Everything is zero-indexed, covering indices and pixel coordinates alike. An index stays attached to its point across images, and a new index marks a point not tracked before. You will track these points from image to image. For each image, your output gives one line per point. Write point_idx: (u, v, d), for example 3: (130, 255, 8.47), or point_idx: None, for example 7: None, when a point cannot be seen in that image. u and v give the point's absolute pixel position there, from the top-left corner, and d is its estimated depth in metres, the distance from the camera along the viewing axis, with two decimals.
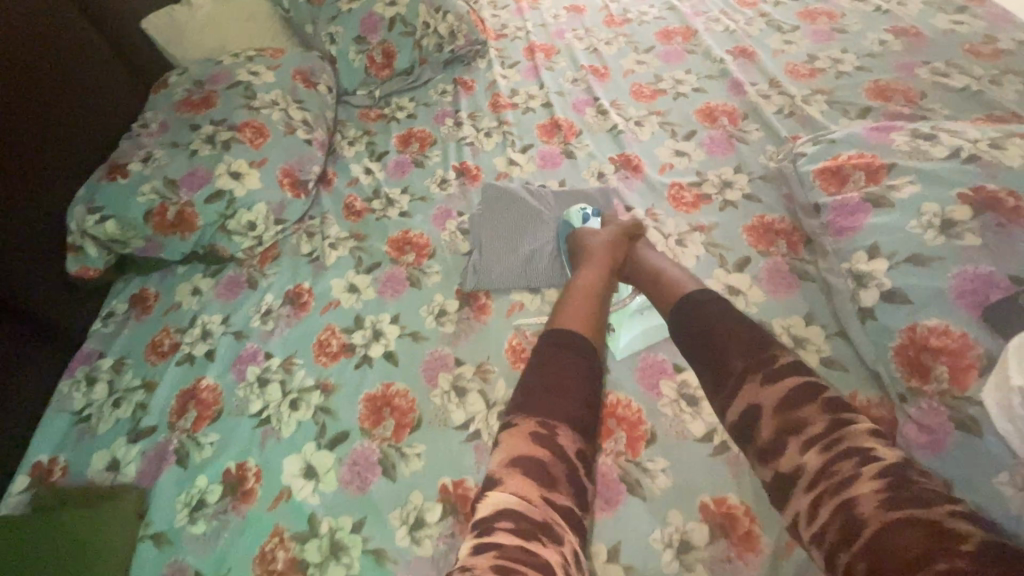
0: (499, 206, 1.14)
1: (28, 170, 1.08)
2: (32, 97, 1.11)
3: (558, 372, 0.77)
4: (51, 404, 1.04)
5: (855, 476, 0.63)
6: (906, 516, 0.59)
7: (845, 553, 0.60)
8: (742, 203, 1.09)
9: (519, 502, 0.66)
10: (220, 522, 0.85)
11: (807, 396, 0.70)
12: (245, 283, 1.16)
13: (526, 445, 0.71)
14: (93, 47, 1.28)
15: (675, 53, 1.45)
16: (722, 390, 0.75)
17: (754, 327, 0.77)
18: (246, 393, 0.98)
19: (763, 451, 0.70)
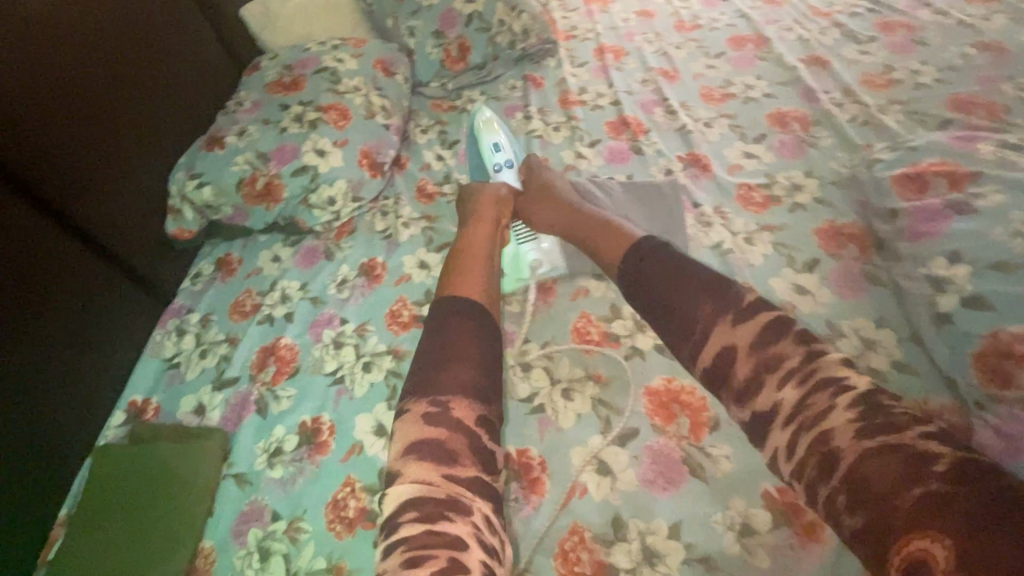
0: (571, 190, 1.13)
1: (140, 137, 1.18)
2: (146, 71, 1.21)
3: (446, 341, 0.80)
4: (145, 351, 1.13)
5: (830, 408, 0.66)
6: (879, 445, 0.61)
7: (824, 486, 0.64)
8: (813, 206, 1.09)
9: (418, 491, 0.69)
10: (296, 469, 0.91)
11: (779, 333, 0.72)
12: (322, 254, 1.23)
13: (419, 430, 0.73)
14: (197, 30, 1.39)
15: (746, 59, 1.46)
16: (693, 337, 0.76)
17: (672, 262, 0.82)
18: (322, 353, 1.04)
19: (741, 393, 0.72)
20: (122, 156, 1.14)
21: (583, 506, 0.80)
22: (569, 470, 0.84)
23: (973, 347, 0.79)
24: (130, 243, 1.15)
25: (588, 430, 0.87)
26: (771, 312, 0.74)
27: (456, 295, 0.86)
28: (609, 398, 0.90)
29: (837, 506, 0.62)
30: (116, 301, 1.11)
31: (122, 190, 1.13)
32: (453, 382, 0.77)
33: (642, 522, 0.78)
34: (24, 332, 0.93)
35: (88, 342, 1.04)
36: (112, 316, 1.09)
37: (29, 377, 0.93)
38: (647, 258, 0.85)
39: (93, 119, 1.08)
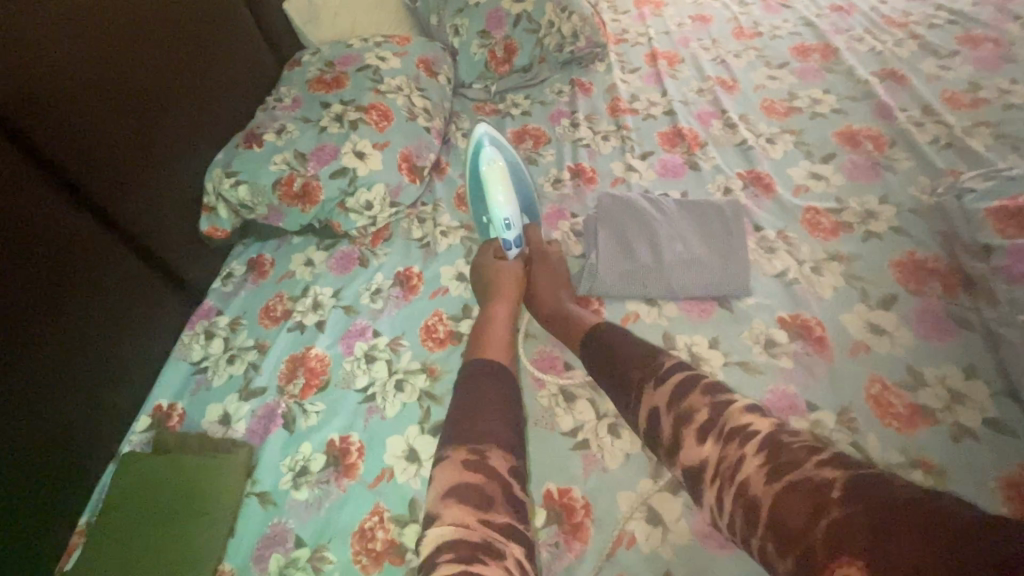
0: (618, 210, 1.07)
1: (176, 130, 1.14)
2: (187, 62, 1.18)
3: (470, 397, 0.76)
4: (173, 353, 1.10)
5: (742, 458, 0.64)
6: (786, 483, 0.60)
7: (753, 537, 0.61)
8: (890, 235, 1.00)
9: (455, 532, 0.63)
10: (322, 491, 0.86)
11: (689, 387, 0.71)
12: (357, 260, 1.18)
13: (455, 472, 0.68)
14: (241, 22, 1.35)
15: (812, 71, 1.36)
16: (629, 401, 0.76)
17: (618, 339, 0.83)
18: (353, 367, 1.00)
19: (670, 449, 0.70)
20: (157, 150, 1.10)
21: (630, 558, 0.73)
22: (615, 516, 0.77)
23: None
24: (162, 240, 1.12)
25: (636, 473, 0.80)
26: (680, 370, 0.73)
27: (481, 356, 0.83)
28: None
29: (768, 553, 0.59)
30: (145, 300, 1.07)
31: (155, 184, 1.10)
32: (488, 432, 0.72)
33: None
34: (49, 331, 0.89)
35: (114, 342, 1.01)
36: (140, 315, 1.06)
37: (53, 378, 0.90)
38: (598, 339, 0.85)
39: (132, 112, 1.04)
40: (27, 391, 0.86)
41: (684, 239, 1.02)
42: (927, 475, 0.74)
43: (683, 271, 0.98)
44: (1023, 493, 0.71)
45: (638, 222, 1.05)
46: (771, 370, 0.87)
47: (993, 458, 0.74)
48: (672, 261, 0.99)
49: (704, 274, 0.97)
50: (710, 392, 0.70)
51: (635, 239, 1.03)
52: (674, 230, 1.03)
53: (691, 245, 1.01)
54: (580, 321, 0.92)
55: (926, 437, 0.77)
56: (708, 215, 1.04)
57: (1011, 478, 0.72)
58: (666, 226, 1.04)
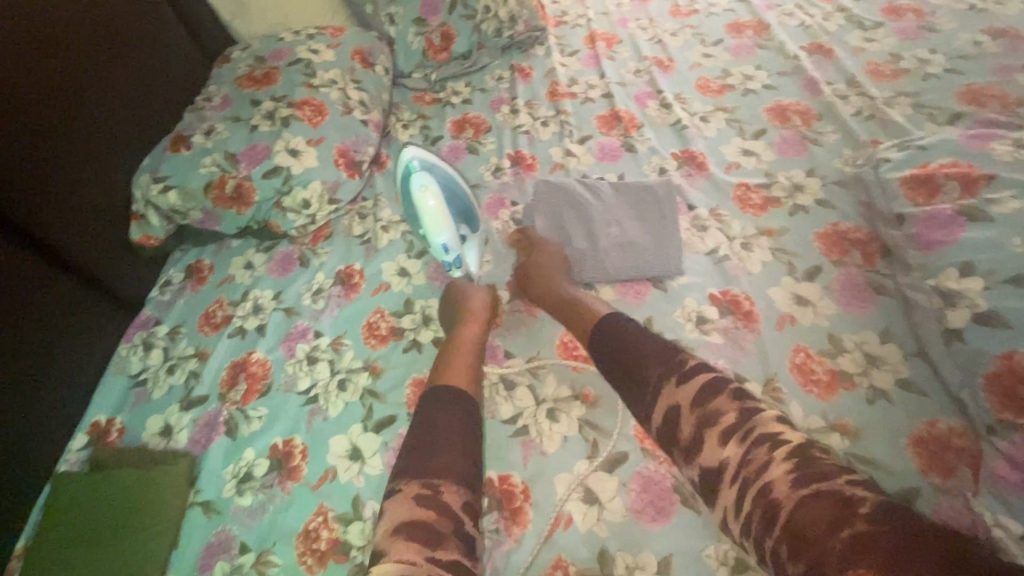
0: (554, 200, 1.08)
1: (85, 132, 1.08)
2: (89, 58, 1.10)
3: (424, 428, 0.75)
4: (110, 367, 1.07)
5: (769, 462, 0.63)
6: (814, 492, 0.59)
7: (768, 538, 0.60)
8: (815, 208, 1.03)
9: (403, 569, 0.61)
10: (266, 496, 0.86)
11: (715, 391, 0.70)
12: (298, 260, 1.17)
13: (409, 509, 0.67)
14: (155, 13, 1.27)
15: (745, 47, 1.38)
16: (646, 396, 0.74)
17: (636, 335, 0.80)
18: (295, 369, 0.99)
19: (686, 450, 0.69)
20: (65, 156, 1.03)
21: (567, 538, 0.76)
22: (554, 498, 0.79)
23: (985, 369, 0.72)
24: (82, 251, 1.06)
25: (573, 455, 0.82)
26: (703, 370, 0.72)
27: (442, 384, 0.82)
28: (597, 420, 0.85)
29: (780, 556, 0.59)
30: (66, 315, 1.02)
31: (68, 192, 1.04)
32: (442, 466, 0.71)
33: (630, 557, 0.73)
34: None
35: (33, 362, 0.96)
36: (61, 331, 1.01)
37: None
38: (615, 331, 0.82)
39: (49, 125, 1.01)
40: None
41: (622, 223, 1.04)
42: (844, 437, 0.78)
43: (618, 255, 1.00)
44: (930, 448, 0.76)
45: (576, 210, 1.06)
46: (702, 346, 0.90)
47: (904, 416, 0.79)
48: (607, 245, 1.01)
49: (644, 256, 0.99)
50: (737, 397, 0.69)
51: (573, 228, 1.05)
52: (612, 214, 1.05)
53: (631, 228, 1.03)
54: (594, 312, 0.88)
55: (844, 400, 0.81)
56: (644, 194, 1.06)
57: (920, 435, 0.77)
58: (603, 211, 1.05)
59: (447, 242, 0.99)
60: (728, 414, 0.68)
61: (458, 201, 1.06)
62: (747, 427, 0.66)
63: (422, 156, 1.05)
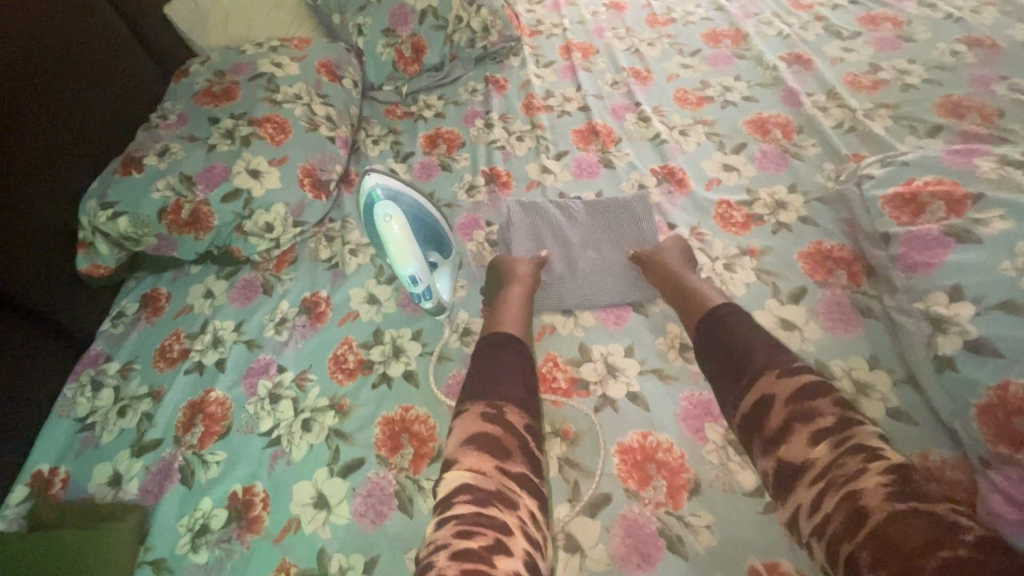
0: (534, 219, 1.04)
1: (15, 151, 0.98)
2: (14, 67, 0.99)
3: (485, 364, 0.78)
4: (55, 409, 0.99)
5: (863, 471, 0.61)
6: (911, 508, 0.57)
7: (847, 542, 0.58)
8: (798, 226, 1.00)
9: (473, 477, 0.66)
10: (223, 551, 0.79)
11: (818, 393, 0.67)
12: (261, 287, 1.10)
13: (476, 424, 0.71)
14: (96, 16, 1.17)
15: (723, 57, 1.35)
16: (740, 384, 0.72)
17: (748, 326, 0.76)
18: (256, 409, 0.92)
19: (770, 440, 0.67)
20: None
21: None
22: None
23: (977, 400, 0.70)
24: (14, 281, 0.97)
25: (553, 497, 0.77)
26: (810, 373, 0.69)
27: (494, 330, 0.84)
28: (577, 458, 0.80)
29: (859, 564, 0.56)
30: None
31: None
32: (507, 392, 0.75)
33: None
34: None
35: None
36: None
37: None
38: (722, 315, 0.79)
39: None
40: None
41: (603, 246, 1.02)
42: None
43: (599, 280, 0.97)
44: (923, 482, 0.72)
45: (558, 232, 1.03)
46: (686, 375, 0.86)
47: (895, 447, 0.75)
48: (588, 269, 0.98)
49: (628, 281, 0.97)
50: (840, 404, 0.67)
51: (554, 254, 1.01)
52: (593, 236, 1.03)
53: (611, 251, 1.01)
54: (703, 297, 0.84)
55: None
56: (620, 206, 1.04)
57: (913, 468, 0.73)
58: (581, 233, 1.03)
59: (416, 272, 0.91)
60: (827, 418, 0.65)
61: (428, 230, 1.00)
62: (846, 433, 0.64)
63: (386, 183, 0.96)
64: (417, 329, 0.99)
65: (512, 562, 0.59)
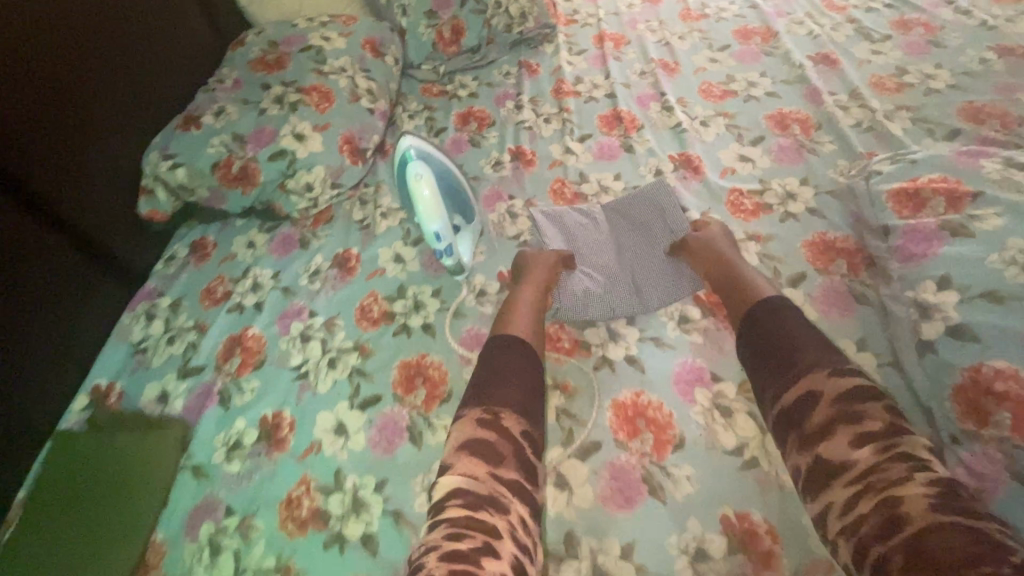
0: (584, 228, 1.08)
1: (96, 103, 1.10)
2: (101, 29, 1.12)
3: (489, 368, 0.81)
4: (113, 334, 1.11)
5: (906, 479, 0.63)
6: (953, 521, 0.59)
7: (879, 544, 0.61)
8: (805, 216, 1.04)
9: (465, 482, 0.69)
10: (253, 464, 0.90)
11: (864, 396, 0.70)
12: (298, 241, 1.20)
13: (472, 429, 0.74)
14: None
15: (751, 54, 1.39)
16: (784, 378, 0.75)
17: (798, 324, 0.78)
18: (289, 345, 1.03)
19: (809, 436, 0.70)
20: (68, 120, 1.05)
21: None
22: None
23: (952, 380, 0.74)
24: (84, 219, 1.09)
25: (549, 441, 0.85)
26: (858, 377, 0.72)
27: (500, 332, 0.86)
28: (574, 409, 0.87)
29: (891, 565, 0.59)
30: (62, 280, 1.05)
31: (71, 160, 1.06)
32: (505, 397, 0.77)
33: (595, 541, 0.75)
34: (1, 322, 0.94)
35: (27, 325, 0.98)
36: (57, 296, 1.04)
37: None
38: (770, 311, 0.81)
39: (74, 103, 1.06)
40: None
41: (629, 247, 1.06)
42: None
43: (650, 287, 0.98)
44: None
45: (587, 230, 1.08)
46: (682, 345, 0.92)
47: None
48: (637, 278, 1.00)
49: (648, 280, 1.00)
50: (891, 412, 0.69)
51: (579, 253, 1.05)
52: (619, 235, 1.07)
53: (637, 252, 1.04)
54: (754, 290, 0.86)
55: None
56: (650, 202, 1.08)
57: None
58: (622, 240, 1.07)
59: (439, 229, 0.99)
60: (875, 422, 0.68)
61: (452, 195, 1.10)
62: (893, 441, 0.66)
63: (419, 145, 1.07)
64: (437, 288, 1.07)
65: (499, 564, 0.63)
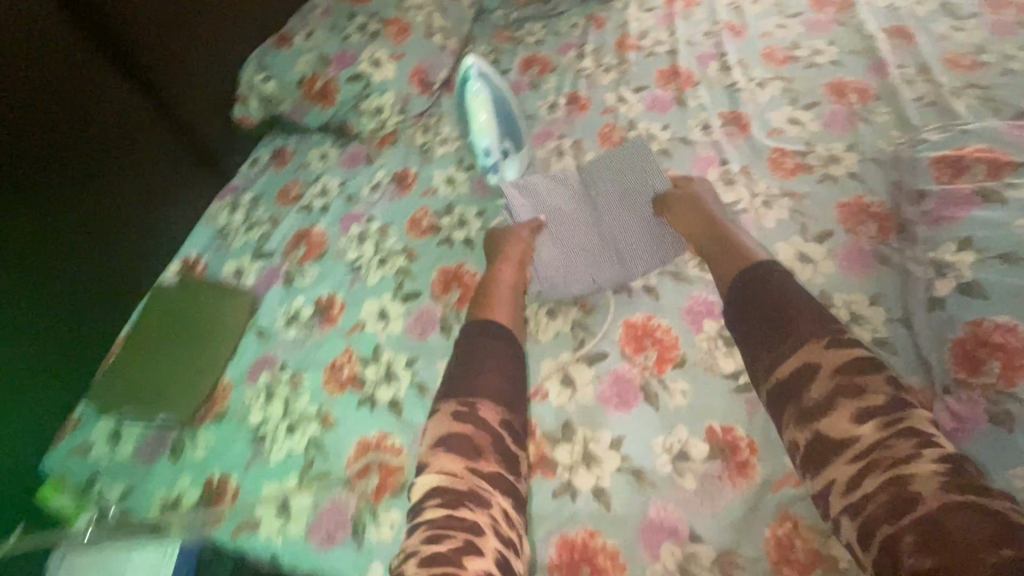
0: (559, 197, 1.09)
1: (208, 18, 1.27)
2: None
3: (467, 356, 0.83)
4: (203, 218, 1.29)
5: (915, 456, 0.61)
6: (967, 501, 0.57)
7: (887, 523, 0.59)
8: (844, 180, 1.06)
9: (444, 479, 0.72)
10: (307, 333, 1.04)
11: (867, 368, 0.68)
12: (364, 158, 1.33)
13: (449, 424, 0.76)
14: None
15: (823, 22, 1.37)
16: (781, 346, 0.74)
17: (792, 297, 0.77)
18: (347, 243, 1.16)
19: (807, 411, 0.69)
20: (186, 30, 1.23)
21: (542, 408, 0.89)
22: (538, 374, 0.92)
23: (954, 334, 0.77)
24: (187, 112, 1.26)
25: (561, 346, 0.95)
26: (861, 348, 0.71)
27: (478, 318, 0.89)
28: (588, 323, 0.96)
29: (901, 546, 0.57)
30: (169, 167, 1.24)
31: (184, 64, 1.23)
32: (482, 387, 0.79)
33: (589, 430, 0.85)
34: (120, 191, 1.13)
35: (137, 195, 1.17)
36: (162, 178, 1.22)
37: (76, 215, 1.05)
38: (762, 278, 0.80)
39: (191, 16, 1.23)
40: (55, 226, 1.02)
41: (607, 212, 1.06)
42: None
43: (633, 256, 1.01)
44: None
45: (562, 203, 1.08)
46: (699, 281, 0.98)
47: None
48: (617, 248, 1.02)
49: (629, 248, 1.02)
50: (894, 384, 0.68)
51: (556, 227, 1.06)
52: (597, 201, 1.07)
53: (616, 218, 1.05)
54: (751, 256, 0.86)
55: None
56: (627, 163, 1.09)
57: None
58: (600, 206, 1.07)
59: (486, 147, 1.13)
60: (877, 396, 0.66)
61: (507, 113, 1.18)
62: (897, 416, 0.65)
63: (479, 65, 1.17)
64: (481, 209, 1.17)
65: (481, 561, 0.65)
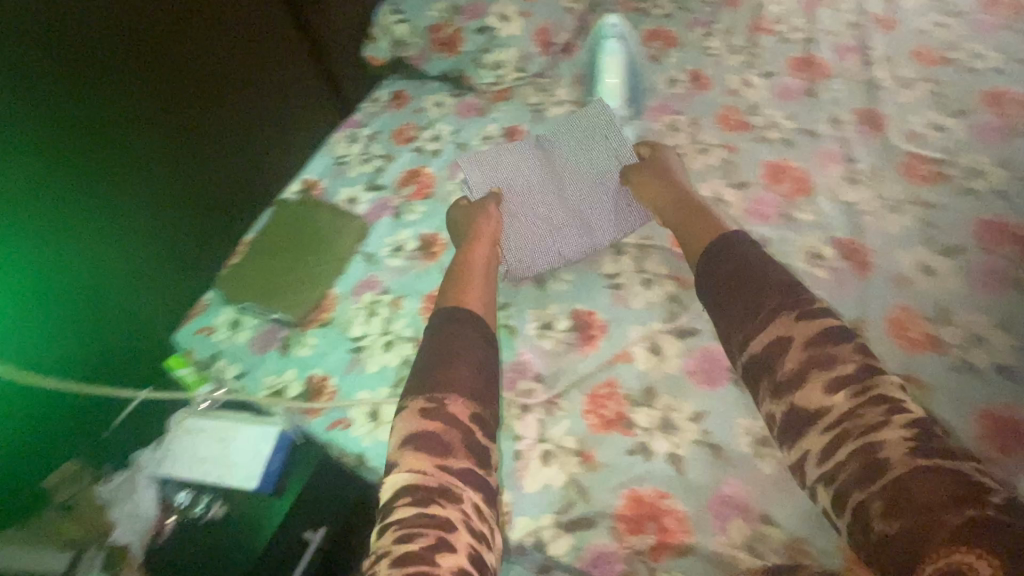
0: (522, 172, 1.11)
1: None
2: None
3: (439, 348, 0.81)
4: (323, 145, 1.37)
5: (884, 423, 0.63)
6: (932, 463, 0.59)
7: (858, 491, 0.61)
8: (987, 195, 0.99)
9: (412, 478, 0.70)
10: (410, 264, 1.11)
11: (836, 339, 0.69)
12: (478, 110, 1.37)
13: (415, 423, 0.74)
14: None
15: (988, 25, 1.25)
16: (753, 321, 0.74)
17: (757, 270, 0.77)
18: (455, 188, 1.21)
19: (780, 385, 0.70)
20: None
21: (626, 369, 0.90)
22: (625, 339, 0.93)
23: None
24: (321, 39, 1.34)
25: (652, 315, 0.95)
26: (826, 313, 0.71)
27: (450, 307, 0.87)
28: (683, 299, 0.96)
29: (870, 513, 0.59)
30: (300, 90, 1.33)
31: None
32: (451, 381, 0.77)
33: (671, 400, 0.86)
34: (257, 103, 1.23)
35: (270, 111, 1.26)
36: (292, 99, 1.31)
37: (218, 117, 1.16)
38: (723, 255, 0.81)
39: None
40: (194, 128, 1.12)
41: (570, 184, 1.10)
42: (913, 387, 0.82)
43: (596, 225, 1.06)
44: (995, 425, 0.78)
45: (526, 176, 1.11)
46: (807, 275, 0.95)
47: (982, 390, 0.80)
48: (581, 219, 1.06)
49: (592, 216, 1.07)
50: (863, 351, 0.69)
51: (523, 199, 1.09)
52: (558, 175, 1.11)
53: (579, 189, 1.09)
54: (715, 229, 0.87)
55: (931, 360, 0.84)
56: (583, 132, 1.13)
57: (992, 411, 0.79)
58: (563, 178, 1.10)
59: (615, 107, 1.19)
60: (847, 365, 0.67)
61: (634, 84, 1.24)
62: (866, 384, 0.66)
63: (621, 32, 1.25)
64: None
65: (454, 558, 0.64)
